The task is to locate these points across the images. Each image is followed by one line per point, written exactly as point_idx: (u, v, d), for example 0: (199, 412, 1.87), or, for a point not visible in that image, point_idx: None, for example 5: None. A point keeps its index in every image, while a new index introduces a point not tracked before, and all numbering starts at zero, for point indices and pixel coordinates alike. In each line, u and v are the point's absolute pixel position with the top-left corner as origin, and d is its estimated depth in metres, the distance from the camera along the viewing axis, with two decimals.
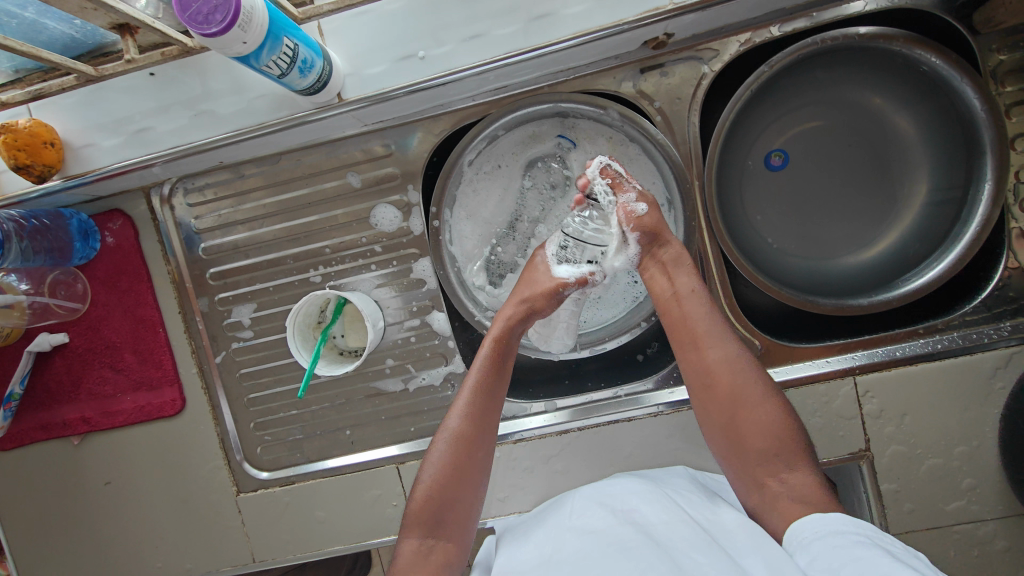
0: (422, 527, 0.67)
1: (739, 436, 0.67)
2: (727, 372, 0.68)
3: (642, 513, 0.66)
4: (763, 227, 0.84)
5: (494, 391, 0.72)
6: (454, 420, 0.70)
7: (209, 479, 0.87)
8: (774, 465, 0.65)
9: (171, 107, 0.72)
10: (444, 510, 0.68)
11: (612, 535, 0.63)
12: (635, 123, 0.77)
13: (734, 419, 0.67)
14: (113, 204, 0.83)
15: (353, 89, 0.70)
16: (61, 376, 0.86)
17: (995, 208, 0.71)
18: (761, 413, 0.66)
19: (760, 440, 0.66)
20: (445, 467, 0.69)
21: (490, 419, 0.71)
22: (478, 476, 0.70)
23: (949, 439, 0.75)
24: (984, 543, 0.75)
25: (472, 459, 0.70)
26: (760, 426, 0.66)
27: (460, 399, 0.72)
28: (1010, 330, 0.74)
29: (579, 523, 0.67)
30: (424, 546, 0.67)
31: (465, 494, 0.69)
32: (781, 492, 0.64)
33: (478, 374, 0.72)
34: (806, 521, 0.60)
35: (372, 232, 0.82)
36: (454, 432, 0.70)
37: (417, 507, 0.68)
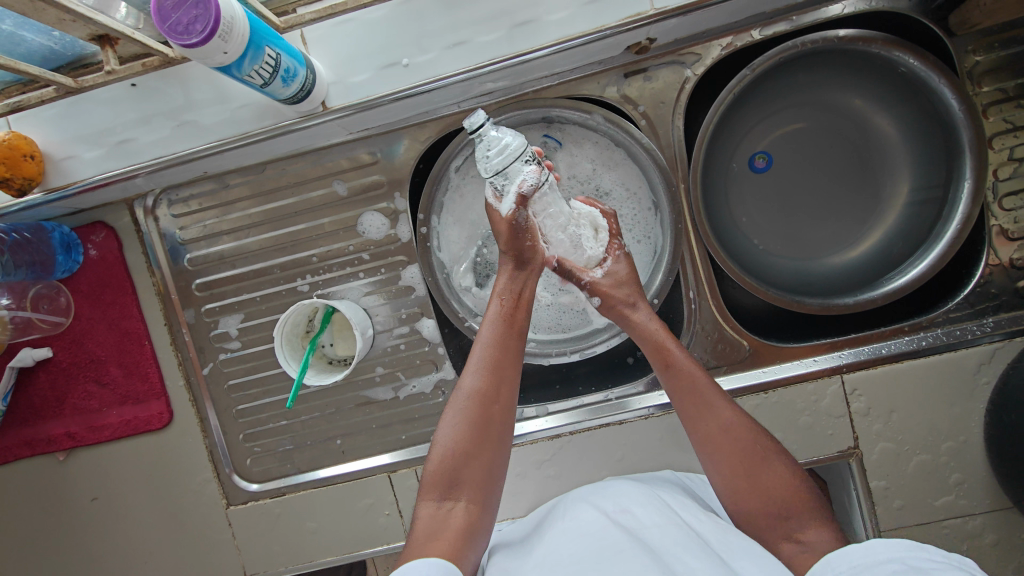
0: (441, 488, 0.64)
1: (751, 499, 0.65)
2: (733, 434, 0.67)
3: (634, 514, 0.66)
4: (749, 228, 0.84)
5: (510, 342, 0.70)
6: (470, 376, 0.68)
7: (198, 492, 0.86)
8: (788, 527, 0.63)
9: (153, 118, 0.72)
10: (463, 470, 0.65)
11: (605, 535, 0.63)
12: (620, 127, 0.77)
13: (740, 480, 0.65)
14: (96, 216, 0.82)
15: (337, 97, 0.70)
16: (45, 392, 0.85)
17: (975, 206, 0.72)
18: (772, 474, 0.65)
19: (769, 503, 0.64)
20: (461, 422, 0.66)
21: (508, 374, 0.69)
22: (496, 434, 0.67)
23: (935, 435, 0.76)
24: (973, 538, 0.76)
25: (489, 415, 0.67)
26: (769, 489, 0.64)
27: (474, 356, 0.70)
28: (993, 326, 0.75)
29: (572, 525, 0.67)
30: (442, 509, 0.63)
31: (484, 451, 0.66)
32: (796, 551, 0.62)
33: (493, 328, 0.70)
34: (839, 555, 0.55)
35: (360, 240, 0.82)
36: (470, 388, 0.68)
37: (435, 468, 0.65)
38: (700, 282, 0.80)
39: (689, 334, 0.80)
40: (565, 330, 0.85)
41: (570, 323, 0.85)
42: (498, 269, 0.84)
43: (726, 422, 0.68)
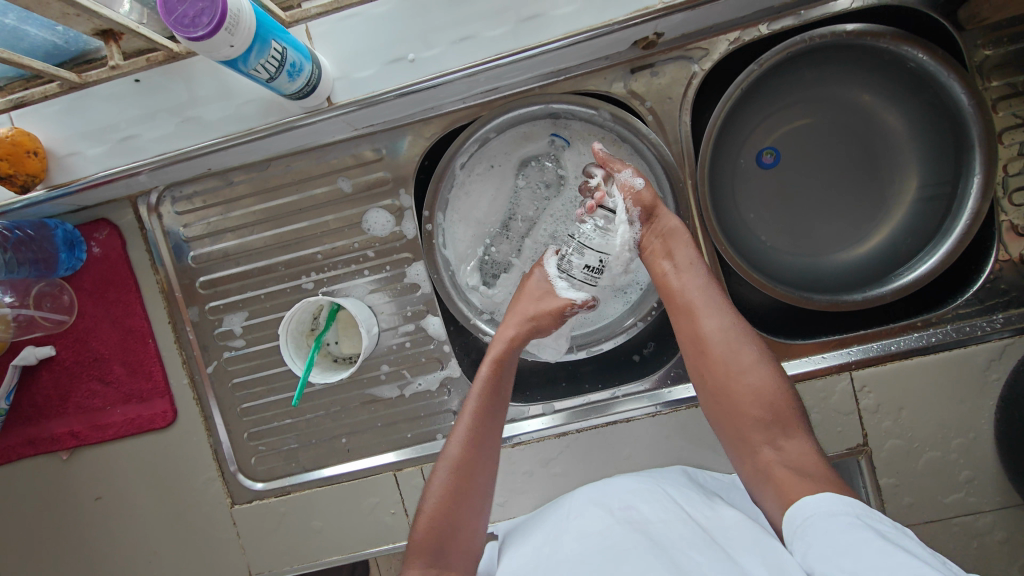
0: (426, 556, 0.65)
1: (731, 405, 0.66)
2: (715, 348, 0.67)
3: (639, 510, 0.66)
4: (756, 225, 0.84)
5: (494, 415, 0.71)
6: (453, 448, 0.70)
7: (203, 491, 0.85)
8: (771, 433, 0.64)
9: (157, 114, 0.71)
10: (447, 537, 0.66)
11: (611, 536, 0.62)
12: (627, 123, 0.77)
13: (725, 384, 0.66)
14: (99, 213, 0.82)
15: (343, 93, 0.69)
16: (49, 390, 0.84)
17: (985, 201, 0.72)
18: (752, 379, 0.65)
19: (754, 406, 0.65)
20: (446, 495, 0.68)
21: (489, 446, 0.70)
22: (480, 501, 0.69)
23: (945, 432, 0.75)
24: (982, 535, 0.75)
25: (473, 486, 0.69)
26: (752, 392, 0.65)
27: (460, 425, 0.71)
28: (1003, 322, 0.75)
29: (577, 524, 0.66)
30: (427, 575, 0.64)
31: (467, 518, 0.68)
32: (775, 458, 0.63)
33: (476, 400, 0.71)
34: (799, 507, 0.58)
35: (365, 237, 0.81)
36: (455, 458, 0.69)
37: (422, 537, 0.66)
38: None
39: None
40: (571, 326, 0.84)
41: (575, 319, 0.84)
42: (506, 269, 0.85)
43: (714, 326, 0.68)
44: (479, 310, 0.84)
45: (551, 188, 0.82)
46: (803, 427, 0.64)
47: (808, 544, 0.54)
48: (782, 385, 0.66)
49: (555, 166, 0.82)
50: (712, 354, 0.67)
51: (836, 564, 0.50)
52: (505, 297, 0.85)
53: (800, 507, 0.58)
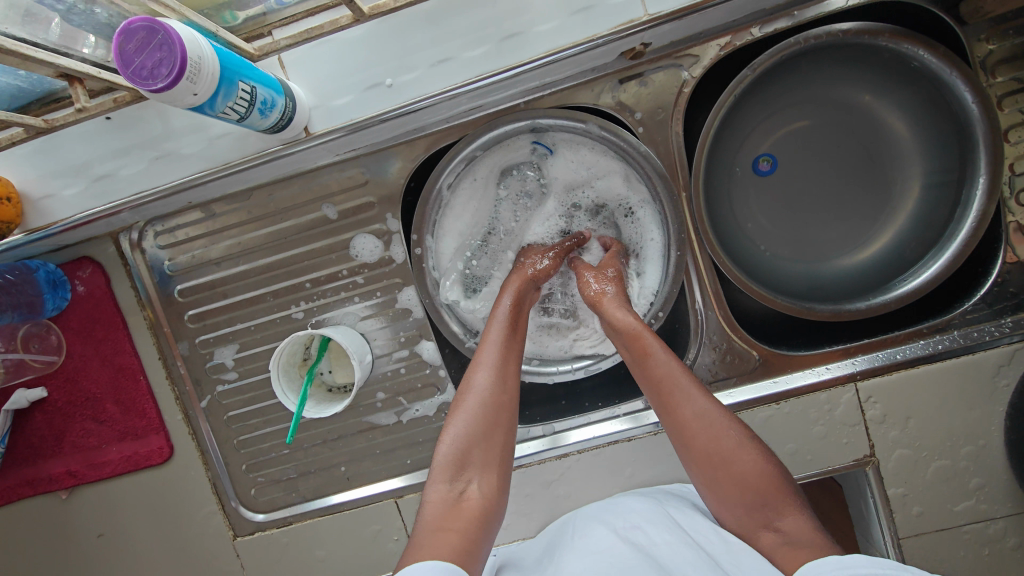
0: (450, 471, 0.60)
1: (730, 489, 0.62)
2: (697, 435, 0.63)
3: (645, 531, 0.64)
4: (754, 234, 0.81)
5: (515, 349, 0.68)
6: (479, 376, 0.65)
7: (204, 524, 0.85)
8: (765, 515, 0.60)
9: (131, 151, 0.69)
10: (473, 460, 0.61)
11: (613, 555, 0.61)
12: (616, 135, 0.74)
13: (717, 472, 0.62)
14: (80, 251, 0.80)
15: (320, 122, 0.67)
16: (43, 431, 0.83)
17: (991, 203, 0.69)
18: (741, 464, 0.61)
19: (744, 489, 0.61)
20: (476, 413, 0.62)
21: (514, 378, 0.67)
22: (509, 426, 0.64)
23: (954, 440, 0.74)
24: (994, 543, 0.74)
25: (502, 405, 0.64)
26: (742, 477, 0.61)
27: (484, 355, 0.67)
28: (1012, 326, 0.72)
29: (583, 546, 0.65)
30: (451, 494, 0.59)
31: (496, 447, 0.62)
32: (777, 541, 0.59)
33: (502, 333, 0.69)
34: (822, 562, 0.52)
35: (353, 264, 0.79)
36: (482, 387, 0.64)
37: (447, 450, 0.61)
38: (706, 292, 0.77)
39: (697, 343, 0.77)
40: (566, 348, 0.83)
41: (566, 342, 0.83)
42: (488, 281, 0.82)
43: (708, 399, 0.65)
44: (461, 325, 0.82)
45: (535, 198, 0.80)
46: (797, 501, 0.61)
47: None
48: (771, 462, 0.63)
49: (538, 175, 0.79)
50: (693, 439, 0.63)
51: None
52: (489, 311, 0.81)
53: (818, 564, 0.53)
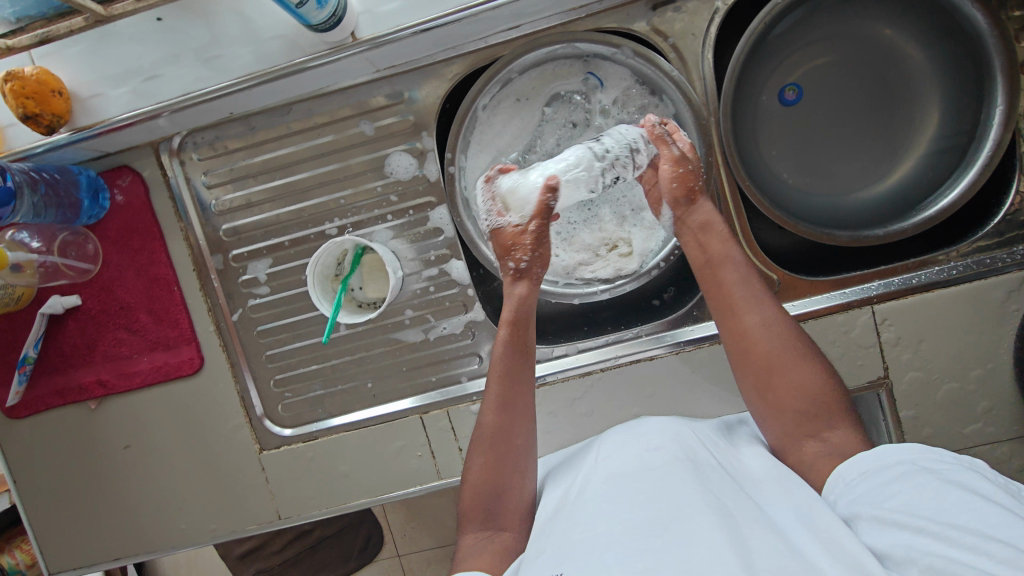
0: (479, 521, 0.65)
1: (782, 402, 0.66)
2: (758, 345, 0.68)
3: (667, 449, 0.65)
4: (777, 162, 0.84)
5: (519, 370, 0.70)
6: (487, 415, 0.68)
7: (231, 437, 0.86)
8: (817, 425, 0.65)
9: (180, 54, 0.71)
10: (495, 502, 0.65)
11: (639, 478, 0.62)
12: (649, 61, 0.76)
13: (771, 387, 0.67)
14: (120, 160, 0.82)
15: (367, 28, 0.69)
16: (76, 340, 0.85)
17: (1006, 132, 0.72)
18: (798, 375, 0.66)
19: (798, 400, 0.65)
20: (486, 461, 0.67)
21: (520, 406, 0.69)
22: (522, 464, 0.68)
23: (965, 363, 0.77)
24: (998, 463, 0.78)
25: (512, 445, 0.67)
26: (797, 391, 0.65)
27: (489, 392, 0.69)
28: (1023, 254, 0.75)
29: (608, 467, 0.66)
30: (484, 539, 0.64)
31: (513, 484, 0.67)
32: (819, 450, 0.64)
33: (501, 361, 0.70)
34: (850, 462, 0.60)
35: (387, 181, 0.81)
36: (489, 426, 0.68)
37: (470, 504, 0.66)
38: (729, 218, 0.80)
39: None
40: (570, 268, 0.84)
41: (572, 262, 0.83)
42: None
43: (754, 324, 0.68)
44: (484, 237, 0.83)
45: (578, 126, 0.81)
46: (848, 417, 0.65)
47: (855, 494, 0.57)
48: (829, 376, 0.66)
49: (584, 102, 0.81)
50: (755, 351, 0.68)
51: (892, 504, 0.52)
52: None
53: (850, 461, 0.60)
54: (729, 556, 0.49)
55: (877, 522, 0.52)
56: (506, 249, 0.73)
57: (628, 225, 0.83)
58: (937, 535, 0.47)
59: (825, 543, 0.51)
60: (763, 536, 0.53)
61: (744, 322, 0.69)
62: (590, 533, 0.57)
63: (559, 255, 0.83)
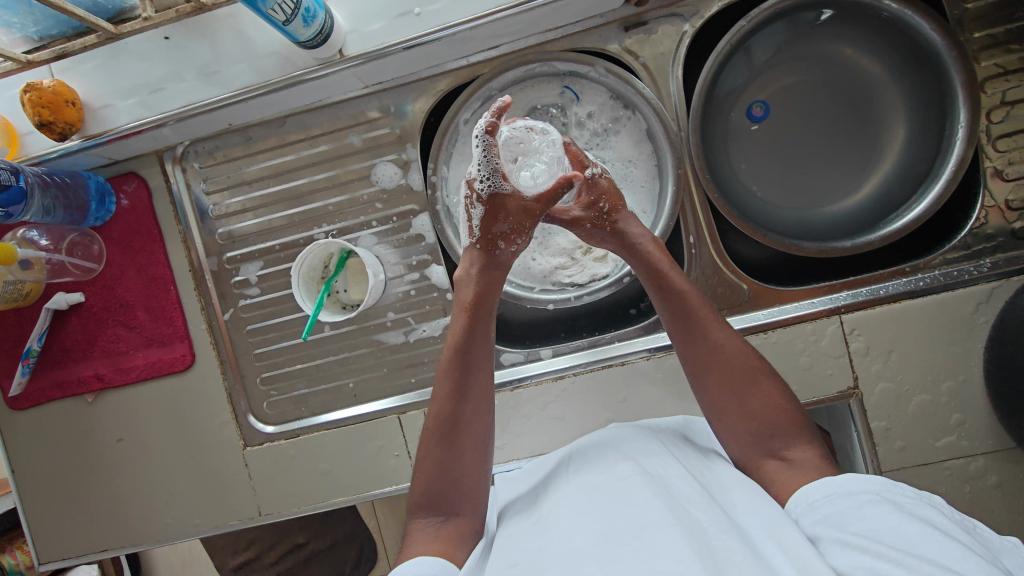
0: (428, 512, 0.65)
1: (743, 420, 0.67)
2: (721, 358, 0.69)
3: (642, 460, 0.64)
4: (747, 174, 0.87)
5: (476, 352, 0.69)
6: (438, 400, 0.68)
7: (218, 432, 0.89)
8: (774, 445, 0.66)
9: (184, 68, 0.77)
10: (449, 494, 0.66)
11: (608, 490, 0.61)
12: (621, 78, 0.80)
13: (734, 406, 0.68)
14: (127, 167, 0.88)
15: (354, 45, 0.75)
16: (77, 335, 0.90)
17: (969, 147, 0.74)
18: (760, 394, 0.68)
19: (759, 419, 0.67)
20: (435, 447, 0.67)
21: (473, 390, 0.68)
22: (478, 451, 0.68)
23: (935, 375, 0.77)
24: (975, 478, 0.77)
25: (471, 433, 0.67)
26: (757, 415, 0.67)
27: (441, 377, 0.69)
28: (990, 266, 0.76)
29: (579, 478, 0.66)
30: (436, 528, 0.64)
31: (468, 471, 0.67)
32: (781, 467, 0.64)
33: (454, 343, 0.69)
34: (816, 484, 0.59)
35: (373, 189, 0.86)
36: (439, 412, 0.68)
37: (420, 492, 0.66)
38: (699, 227, 0.82)
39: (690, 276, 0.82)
40: (547, 273, 0.87)
41: (548, 266, 0.87)
42: None
43: (715, 346, 0.70)
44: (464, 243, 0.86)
45: None
46: (810, 436, 0.66)
47: (819, 514, 0.57)
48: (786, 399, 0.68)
49: (561, 115, 0.85)
50: (718, 368, 0.69)
51: (856, 528, 0.52)
52: None
53: (815, 484, 0.60)
54: (694, 565, 0.47)
55: (841, 544, 0.52)
56: (502, 224, 0.72)
57: None
58: (894, 561, 0.47)
59: (792, 562, 0.49)
60: (730, 548, 0.51)
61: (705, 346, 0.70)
62: (557, 547, 0.56)
63: (536, 259, 0.87)
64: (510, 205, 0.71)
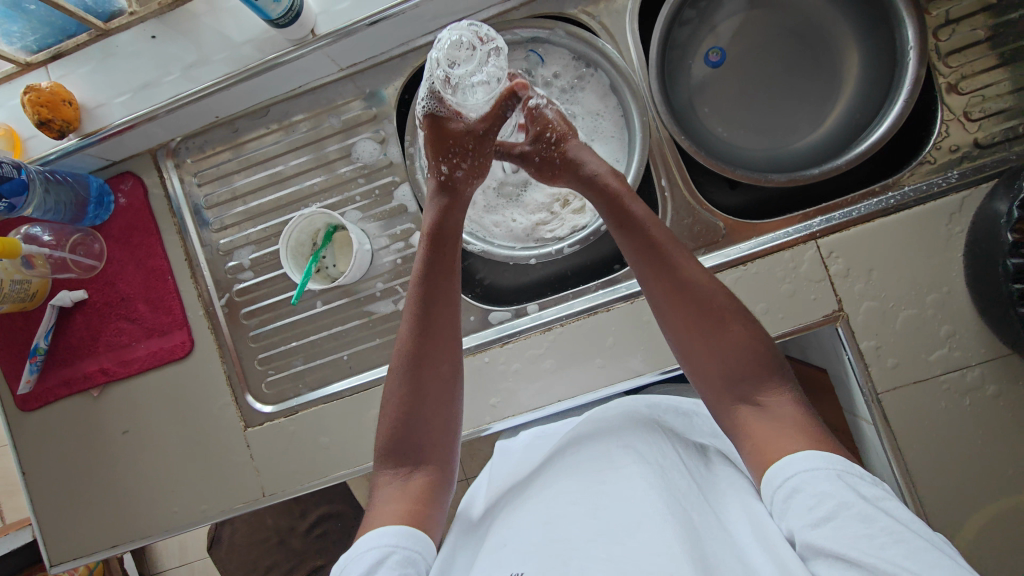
0: (395, 457, 0.67)
1: (720, 367, 0.67)
2: (694, 296, 0.68)
3: (641, 448, 0.63)
4: (711, 120, 0.90)
5: (441, 293, 0.70)
6: (404, 338, 0.70)
7: (219, 416, 0.91)
8: (746, 391, 0.65)
9: (171, 63, 0.83)
10: (413, 436, 0.67)
11: (605, 479, 0.60)
12: (580, 39, 0.85)
13: (705, 348, 0.68)
14: (124, 168, 0.93)
15: (326, 25, 0.80)
16: (82, 331, 0.93)
17: (922, 66, 0.77)
18: (732, 338, 0.67)
19: (728, 364, 0.66)
20: (401, 385, 0.68)
21: (440, 329, 0.69)
22: (444, 394, 0.68)
23: (918, 289, 0.77)
24: (972, 389, 0.76)
25: (437, 373, 0.68)
26: (729, 357, 0.66)
27: (406, 316, 0.70)
28: (958, 178, 0.77)
29: (560, 478, 0.64)
30: (398, 472, 0.66)
31: (434, 416, 0.67)
32: (754, 414, 0.63)
33: (418, 282, 0.70)
34: (781, 468, 0.56)
35: (355, 166, 0.90)
36: (405, 349, 0.69)
37: (385, 433, 0.68)
38: (671, 172, 0.85)
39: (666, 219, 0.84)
40: (529, 231, 0.90)
41: (529, 224, 0.89)
42: None
43: (688, 282, 0.69)
44: None
45: None
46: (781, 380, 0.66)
47: (788, 510, 0.53)
48: (760, 342, 0.67)
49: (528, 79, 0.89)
50: (687, 301, 0.68)
51: (829, 531, 0.49)
52: None
53: (783, 462, 0.57)
54: (685, 566, 0.47)
55: (816, 549, 0.49)
56: (445, 150, 0.75)
57: None
58: None
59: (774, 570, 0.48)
60: (718, 550, 0.51)
61: (681, 282, 0.69)
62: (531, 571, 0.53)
63: (516, 219, 0.90)
64: (450, 128, 0.75)
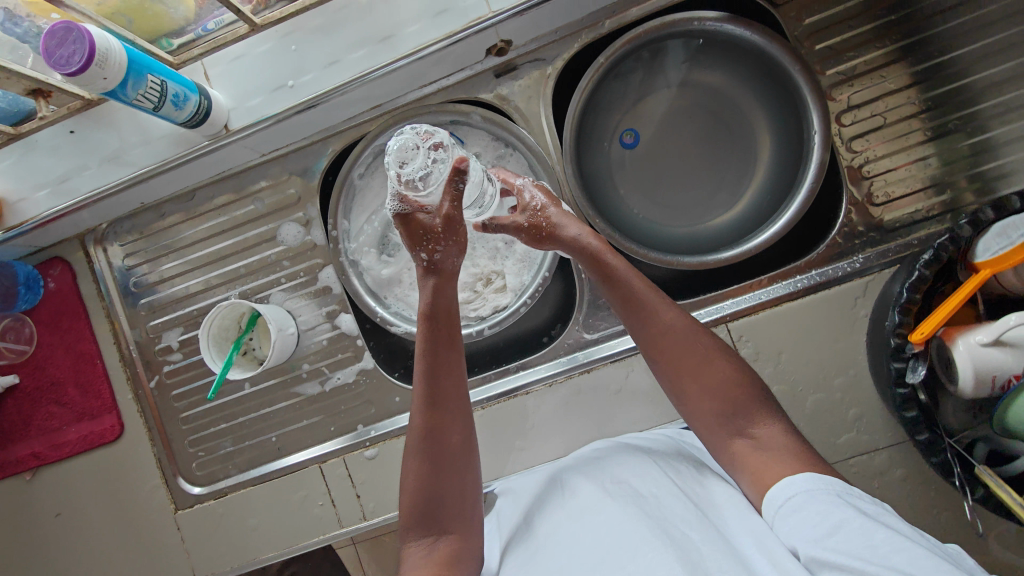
0: (421, 529, 0.63)
1: (712, 403, 0.65)
2: (677, 338, 0.67)
3: (630, 483, 0.62)
4: (630, 198, 0.91)
5: (446, 358, 0.67)
6: (415, 416, 0.66)
7: (151, 497, 0.92)
8: (738, 425, 0.64)
9: (90, 157, 0.84)
10: (438, 506, 0.64)
11: (599, 513, 0.59)
12: (497, 123, 0.86)
13: (690, 386, 0.66)
14: (53, 253, 0.94)
15: (239, 120, 0.81)
16: (13, 415, 0.94)
17: (826, 152, 0.78)
18: (717, 372, 0.66)
19: (712, 400, 0.65)
20: (416, 461, 0.65)
21: (446, 393, 0.67)
22: (460, 459, 0.66)
23: (826, 372, 0.78)
24: (881, 471, 0.77)
25: (449, 445, 0.66)
26: (720, 389, 0.65)
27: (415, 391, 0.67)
28: (864, 261, 0.78)
29: (558, 513, 0.63)
30: (429, 547, 0.62)
31: (452, 483, 0.65)
32: (749, 447, 0.62)
33: (422, 356, 0.67)
34: (780, 488, 0.57)
35: (279, 249, 0.91)
36: (419, 427, 0.66)
37: (409, 509, 0.64)
38: None
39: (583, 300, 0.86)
40: None
41: None
42: (397, 249, 0.90)
43: (664, 327, 0.68)
44: (369, 289, 0.90)
45: None
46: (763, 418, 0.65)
47: (789, 524, 0.54)
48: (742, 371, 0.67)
49: None
50: (668, 348, 0.67)
51: (830, 544, 0.50)
52: (387, 274, 0.90)
53: (786, 484, 0.57)
54: None
55: (821, 563, 0.49)
56: (420, 238, 0.67)
57: (499, 260, 0.89)
58: None
59: None
60: (722, 565, 0.50)
61: (660, 328, 0.68)
62: None
63: None
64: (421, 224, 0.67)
